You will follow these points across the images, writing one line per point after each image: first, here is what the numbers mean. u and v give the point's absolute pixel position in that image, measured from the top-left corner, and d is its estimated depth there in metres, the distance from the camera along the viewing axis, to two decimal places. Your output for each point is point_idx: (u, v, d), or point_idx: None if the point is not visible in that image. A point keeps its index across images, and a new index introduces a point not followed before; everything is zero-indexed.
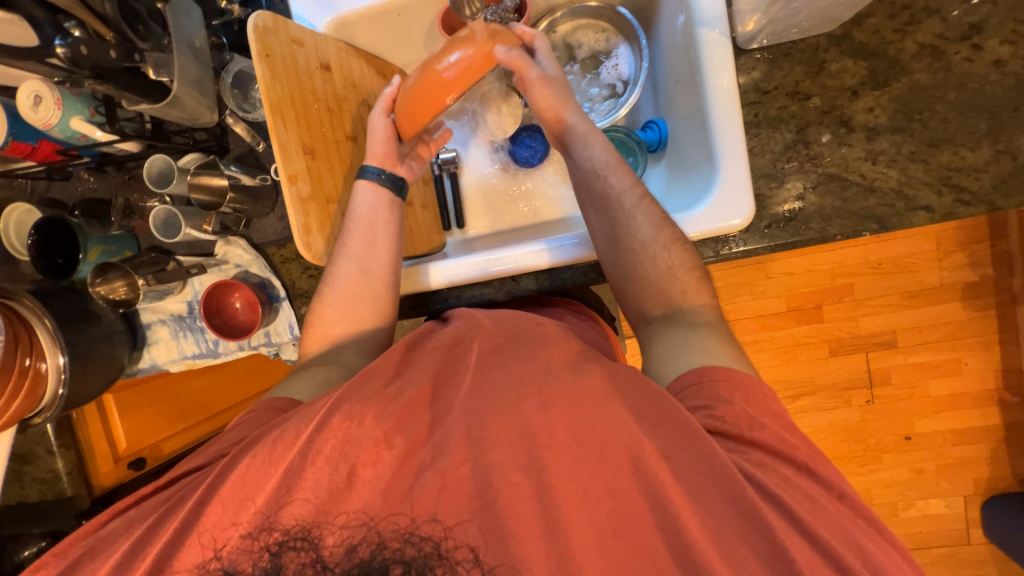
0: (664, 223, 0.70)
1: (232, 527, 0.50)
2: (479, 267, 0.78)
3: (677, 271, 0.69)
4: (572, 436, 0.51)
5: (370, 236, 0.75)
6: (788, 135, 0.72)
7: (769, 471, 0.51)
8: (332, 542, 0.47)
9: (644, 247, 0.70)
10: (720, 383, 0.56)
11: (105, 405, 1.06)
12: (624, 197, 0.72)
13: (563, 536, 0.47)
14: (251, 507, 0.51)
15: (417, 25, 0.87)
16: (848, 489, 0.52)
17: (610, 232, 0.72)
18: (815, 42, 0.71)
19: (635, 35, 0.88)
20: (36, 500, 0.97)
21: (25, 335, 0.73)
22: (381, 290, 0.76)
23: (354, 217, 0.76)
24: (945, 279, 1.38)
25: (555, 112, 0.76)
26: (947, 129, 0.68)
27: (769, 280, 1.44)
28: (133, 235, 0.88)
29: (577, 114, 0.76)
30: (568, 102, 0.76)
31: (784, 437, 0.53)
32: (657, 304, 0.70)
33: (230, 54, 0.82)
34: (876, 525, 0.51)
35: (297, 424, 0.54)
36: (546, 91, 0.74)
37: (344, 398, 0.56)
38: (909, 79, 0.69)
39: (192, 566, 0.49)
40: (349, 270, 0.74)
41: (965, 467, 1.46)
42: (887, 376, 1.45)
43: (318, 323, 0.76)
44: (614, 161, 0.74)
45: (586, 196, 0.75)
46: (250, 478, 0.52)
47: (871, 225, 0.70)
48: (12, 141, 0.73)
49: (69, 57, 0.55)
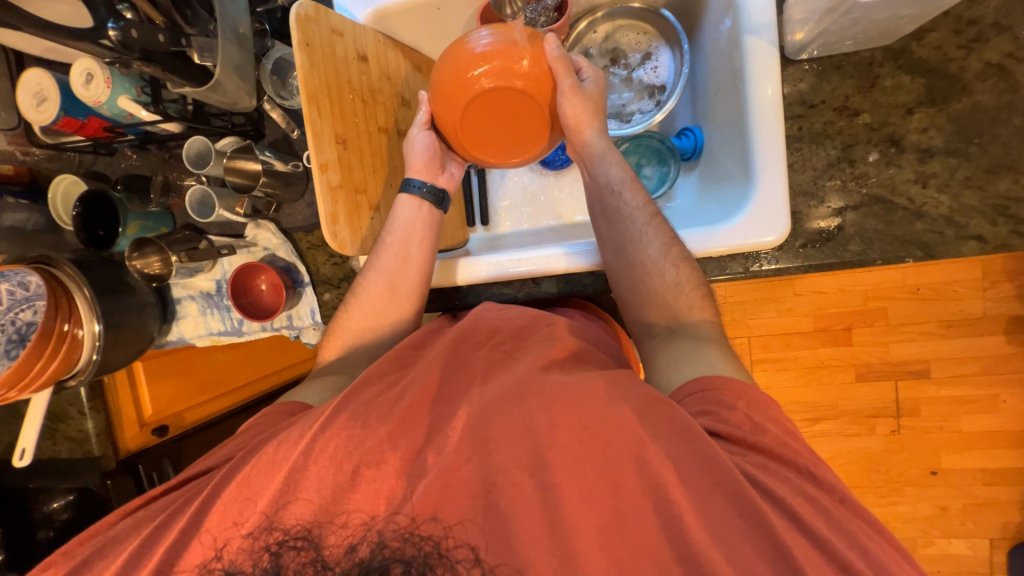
0: (674, 241, 0.70)
1: (233, 528, 0.51)
2: (499, 267, 0.78)
3: (685, 287, 0.69)
4: (575, 435, 0.51)
5: (402, 251, 0.77)
6: (831, 152, 0.69)
7: (769, 472, 0.50)
8: (333, 541, 0.48)
9: (652, 263, 0.70)
10: (721, 390, 0.56)
11: (134, 371, 1.12)
12: (637, 214, 0.72)
13: (567, 540, 0.47)
14: (254, 498, 0.52)
15: (453, 21, 0.87)
16: (849, 492, 0.50)
17: (619, 244, 0.72)
18: (869, 55, 0.67)
19: (677, 40, 0.86)
20: (65, 457, 1.03)
21: (65, 301, 0.77)
22: (404, 307, 0.78)
23: (390, 231, 0.77)
24: (989, 312, 1.30)
25: (574, 126, 0.71)
26: (1008, 155, 0.64)
27: (797, 298, 1.39)
28: (170, 212, 0.91)
29: (595, 132, 0.71)
30: (592, 117, 0.71)
31: (783, 440, 0.52)
32: (661, 318, 0.70)
33: (271, 40, 0.83)
34: (879, 528, 0.49)
35: (298, 431, 0.55)
36: (580, 99, 0.69)
37: (343, 406, 0.57)
38: (970, 99, 0.65)
39: (194, 567, 0.51)
40: (377, 283, 0.77)
41: (994, 510, 1.38)
42: (917, 407, 1.38)
43: (363, 309, 0.78)
44: (631, 177, 0.75)
45: (598, 209, 0.75)
46: (263, 461, 0.53)
47: (915, 251, 0.67)
48: (63, 116, 0.77)
49: (120, 40, 0.58)
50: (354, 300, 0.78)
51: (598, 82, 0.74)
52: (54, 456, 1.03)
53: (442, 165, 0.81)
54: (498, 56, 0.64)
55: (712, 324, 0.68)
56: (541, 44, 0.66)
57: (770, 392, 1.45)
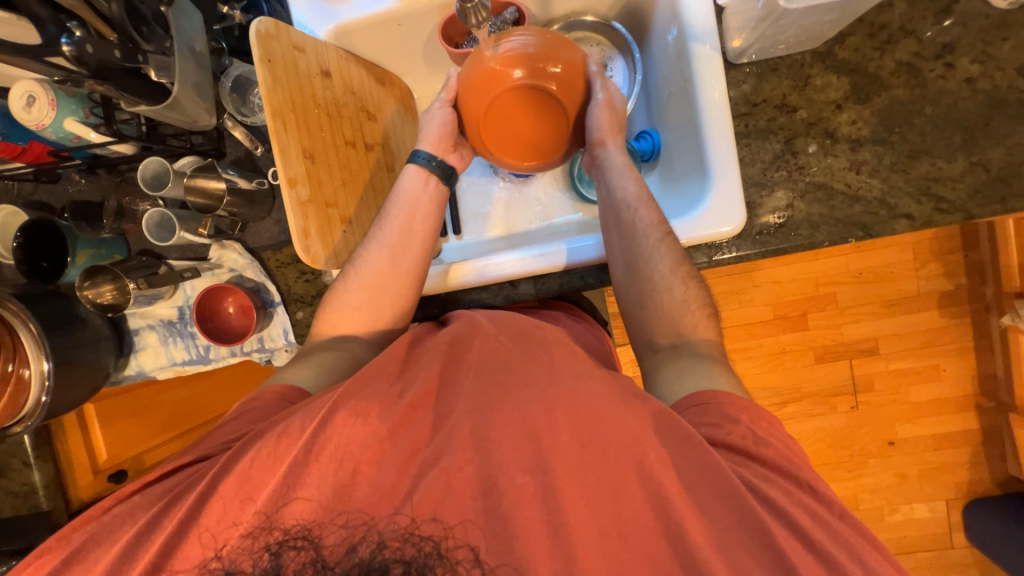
0: (684, 261, 0.72)
1: (223, 550, 0.48)
2: (482, 272, 0.79)
3: (691, 304, 0.71)
4: (576, 440, 0.51)
5: (407, 225, 0.77)
6: (776, 146, 0.75)
7: (772, 484, 0.52)
8: (332, 540, 0.46)
9: (663, 280, 0.71)
10: (725, 404, 0.58)
11: (86, 415, 1.02)
12: (650, 231, 0.72)
13: (568, 535, 0.47)
14: (242, 522, 0.49)
15: (415, 36, 0.89)
16: (848, 509, 0.53)
17: (630, 261, 0.73)
18: (801, 58, 0.74)
19: (628, 49, 0.92)
20: (7, 515, 0.93)
21: (9, 340, 0.71)
22: (405, 282, 0.77)
23: (394, 202, 0.79)
24: (923, 289, 1.43)
25: (600, 137, 0.77)
26: (924, 141, 0.72)
27: (756, 288, 1.48)
28: (124, 238, 0.86)
29: (617, 146, 0.77)
30: (617, 133, 0.77)
31: (787, 455, 0.55)
32: (665, 334, 0.72)
33: (229, 59, 0.82)
34: (872, 541, 0.52)
35: (299, 421, 0.53)
36: (611, 115, 0.76)
37: (348, 397, 0.55)
38: (888, 94, 0.73)
39: (193, 566, 0.48)
40: (378, 257, 0.76)
41: (946, 471, 1.50)
42: (871, 382, 1.49)
43: (339, 321, 0.76)
44: (645, 193, 0.75)
45: (613, 223, 0.75)
46: (251, 487, 0.51)
47: (856, 232, 0.73)
48: (1, 141, 0.72)
49: (75, 55, 0.55)
50: (328, 312, 0.76)
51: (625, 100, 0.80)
52: None
53: (455, 144, 0.82)
54: (532, 56, 0.68)
55: (687, 311, 0.71)
56: (575, 61, 0.72)
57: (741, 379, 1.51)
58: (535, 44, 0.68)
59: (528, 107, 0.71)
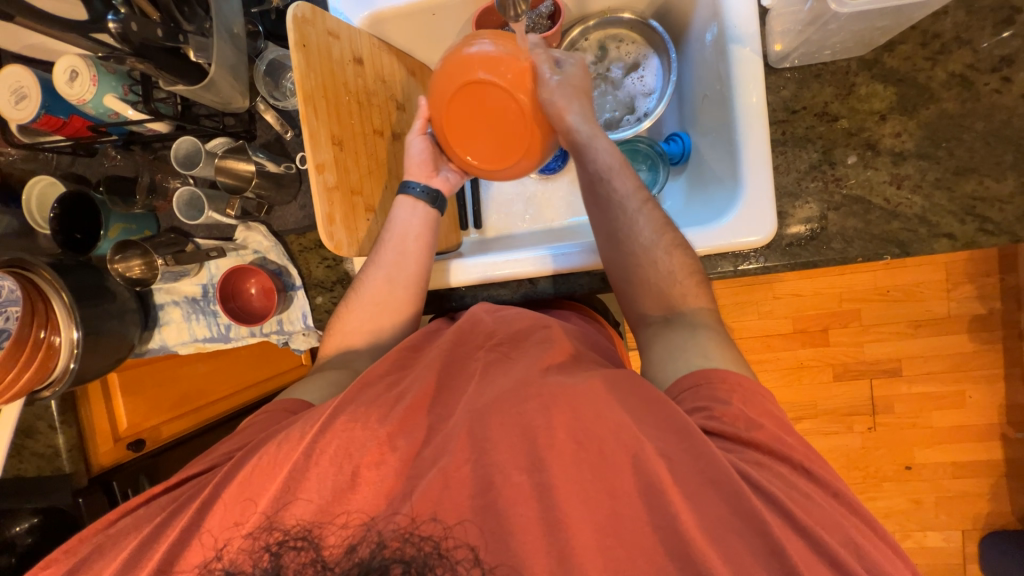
0: (667, 227, 0.71)
1: (234, 527, 0.50)
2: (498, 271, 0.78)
3: (679, 274, 0.69)
4: (573, 438, 0.51)
5: (398, 247, 0.76)
6: (813, 155, 0.73)
7: (764, 470, 0.51)
8: (332, 542, 0.47)
9: (645, 250, 0.70)
10: (715, 383, 0.57)
11: (109, 384, 1.06)
12: (628, 200, 0.72)
13: (566, 543, 0.47)
14: (256, 500, 0.51)
15: (448, 27, 0.88)
16: (841, 486, 0.52)
17: (611, 232, 0.72)
18: (846, 65, 0.72)
19: (665, 50, 0.89)
20: (33, 475, 0.97)
21: (42, 308, 0.75)
22: (402, 299, 0.77)
23: (390, 231, 0.78)
24: (954, 311, 1.38)
25: (557, 112, 0.70)
26: (972, 158, 0.69)
27: (777, 300, 1.44)
28: (154, 215, 0.89)
29: (577, 116, 0.70)
30: (572, 102, 0.71)
31: (778, 436, 0.54)
32: (657, 308, 0.70)
33: (264, 42, 0.82)
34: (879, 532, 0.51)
35: (305, 423, 0.54)
36: (563, 89, 0.70)
37: (347, 403, 0.56)
38: (937, 106, 0.70)
39: (194, 567, 0.49)
40: (376, 278, 0.76)
41: (965, 501, 1.45)
42: (892, 404, 1.44)
43: (356, 309, 0.77)
44: (620, 162, 0.73)
45: (589, 197, 0.75)
46: (261, 469, 0.52)
47: (892, 248, 0.70)
48: (44, 114, 0.74)
49: (120, 33, 0.56)
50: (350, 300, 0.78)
51: (580, 66, 0.74)
52: (20, 474, 0.97)
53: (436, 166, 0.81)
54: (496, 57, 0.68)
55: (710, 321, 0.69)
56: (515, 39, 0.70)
57: None
58: (504, 51, 0.68)
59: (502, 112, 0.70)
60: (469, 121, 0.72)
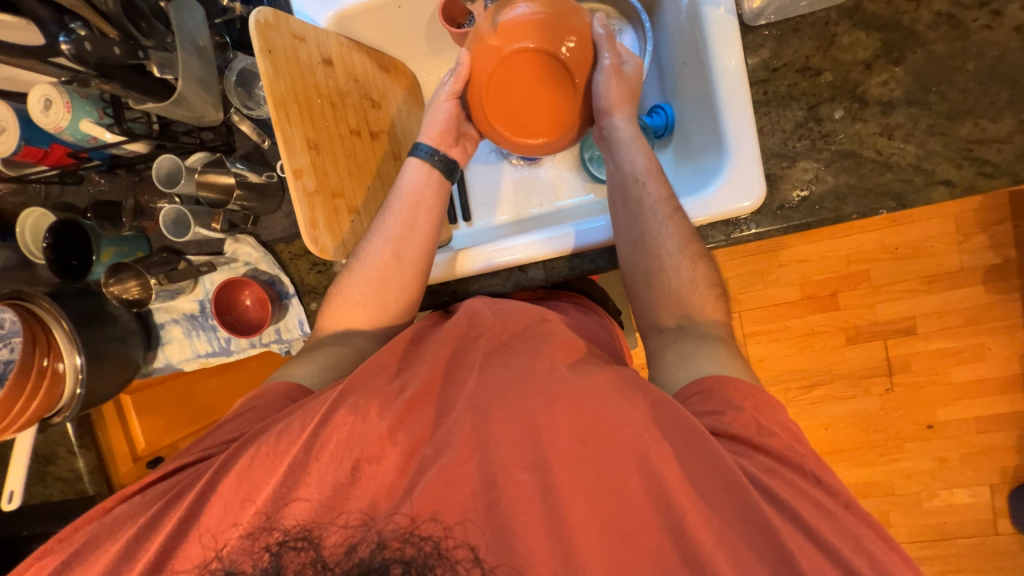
0: (693, 237, 0.69)
1: (233, 528, 0.50)
2: (511, 251, 0.78)
3: (700, 284, 0.68)
4: (577, 436, 0.51)
5: (411, 217, 0.77)
6: (798, 113, 0.71)
7: (775, 475, 0.50)
8: (332, 541, 0.47)
9: (670, 259, 0.69)
10: (729, 391, 0.56)
11: (124, 406, 1.08)
12: (658, 206, 0.70)
13: (568, 533, 0.47)
14: (252, 502, 0.51)
15: (417, 19, 0.88)
16: (854, 497, 0.51)
17: (636, 236, 0.71)
18: (825, 16, 0.69)
19: (638, 19, 0.87)
20: (59, 498, 0.99)
21: (43, 335, 0.75)
22: (409, 275, 0.77)
23: (398, 195, 0.78)
24: (966, 263, 1.34)
25: (606, 108, 0.72)
26: (966, 100, 0.66)
27: (782, 267, 1.41)
28: (145, 236, 0.89)
29: (625, 117, 0.72)
30: (625, 103, 0.73)
31: (789, 445, 0.53)
32: (672, 314, 0.69)
33: (234, 53, 0.82)
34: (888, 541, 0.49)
35: (299, 422, 0.54)
36: (618, 84, 0.72)
37: (347, 394, 0.56)
38: (925, 49, 0.67)
39: (193, 566, 0.50)
40: (381, 252, 0.75)
41: (990, 456, 1.42)
42: (908, 363, 1.41)
43: (346, 307, 0.76)
44: (655, 168, 0.72)
45: (620, 197, 0.73)
46: (254, 482, 0.52)
47: (888, 202, 0.68)
48: (24, 146, 0.75)
49: (74, 54, 0.56)
50: (336, 300, 0.77)
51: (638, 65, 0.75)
52: (48, 499, 1.00)
53: (457, 138, 0.82)
54: (540, 24, 0.67)
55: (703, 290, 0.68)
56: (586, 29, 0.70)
57: (766, 362, 1.46)
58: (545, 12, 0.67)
59: (547, 76, 0.70)
60: (513, 87, 0.71)
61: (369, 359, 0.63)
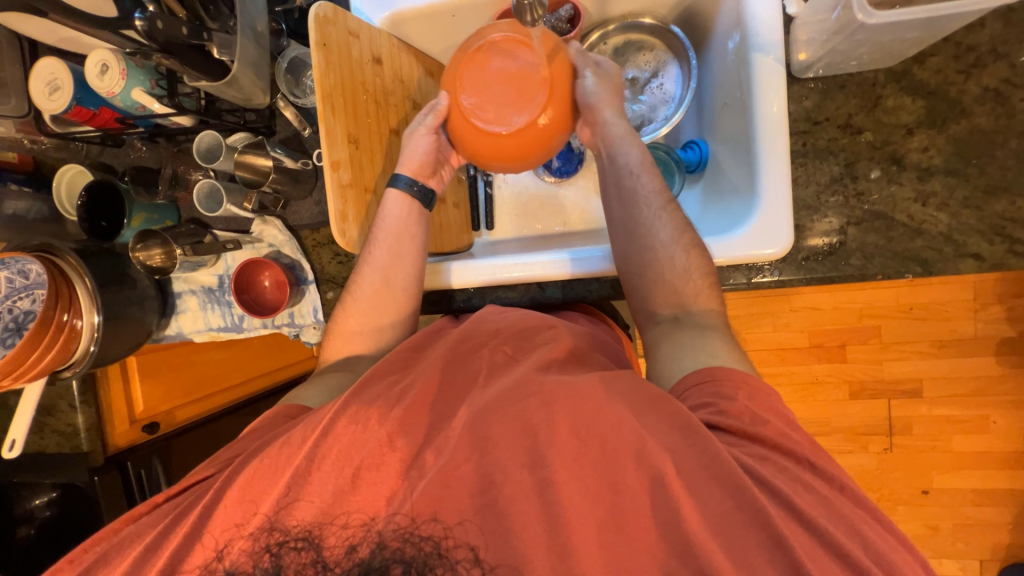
0: (686, 228, 0.70)
1: (234, 530, 0.52)
2: (503, 270, 0.77)
3: (694, 273, 0.68)
4: (579, 441, 0.50)
5: (396, 248, 0.76)
6: (835, 168, 0.71)
7: (767, 462, 0.50)
8: (332, 542, 0.49)
9: (663, 247, 0.70)
10: (721, 380, 0.56)
11: (129, 368, 1.09)
12: (652, 197, 0.72)
13: (565, 531, 0.47)
14: (255, 503, 0.52)
15: (467, 29, 0.89)
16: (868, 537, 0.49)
17: (630, 226, 0.72)
18: (873, 77, 0.69)
19: (685, 55, 0.88)
20: (54, 451, 1.00)
21: (66, 291, 0.77)
22: (400, 301, 0.78)
23: (381, 227, 0.76)
24: (981, 333, 1.33)
25: (593, 106, 0.72)
26: (1004, 177, 0.66)
27: (794, 313, 1.41)
28: (175, 206, 0.92)
29: (616, 112, 0.72)
30: (611, 97, 0.72)
31: (784, 432, 0.52)
32: (667, 305, 0.70)
33: (286, 39, 0.83)
34: (906, 540, 0.48)
35: (301, 431, 0.54)
36: (603, 83, 0.72)
37: (350, 401, 0.56)
38: (969, 121, 0.67)
39: (195, 567, 0.51)
40: (372, 280, 0.76)
41: (984, 530, 1.39)
42: (909, 426, 1.39)
43: (341, 332, 0.79)
44: (648, 161, 0.73)
45: (614, 191, 0.75)
46: (261, 471, 0.53)
47: (914, 267, 0.68)
48: (75, 106, 0.77)
49: (146, 30, 0.59)
50: (336, 322, 0.79)
51: (616, 69, 0.76)
52: (42, 451, 1.00)
53: (435, 170, 0.80)
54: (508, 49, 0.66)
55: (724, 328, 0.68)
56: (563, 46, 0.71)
57: None
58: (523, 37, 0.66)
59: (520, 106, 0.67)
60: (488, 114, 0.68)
61: (371, 368, 0.64)
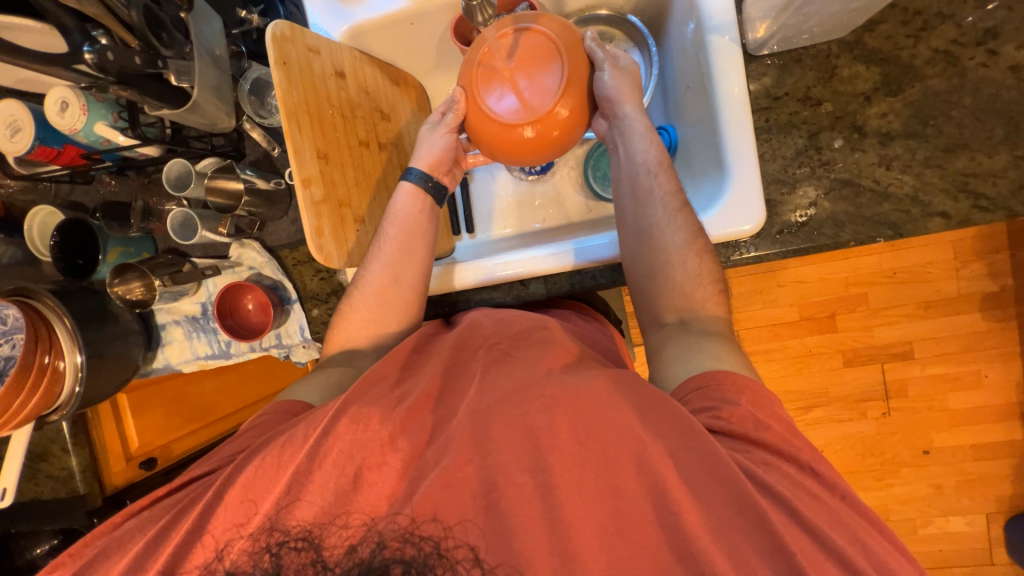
0: (698, 235, 0.69)
1: (234, 530, 0.51)
2: (511, 265, 0.78)
3: (704, 279, 0.68)
4: (573, 434, 0.51)
5: (405, 243, 0.77)
6: (799, 141, 0.72)
7: (770, 469, 0.50)
8: (333, 543, 0.48)
9: (675, 253, 0.69)
10: (725, 386, 0.56)
11: (119, 405, 1.07)
12: (666, 200, 0.70)
13: (567, 534, 0.47)
14: (256, 503, 0.52)
15: (428, 36, 0.89)
16: (851, 489, 0.51)
17: (643, 228, 0.71)
18: (827, 48, 0.71)
19: (645, 43, 0.89)
20: (49, 496, 0.98)
21: (45, 333, 0.76)
22: (408, 298, 0.77)
23: (392, 221, 0.78)
24: (964, 291, 1.35)
25: (610, 98, 0.70)
26: (962, 134, 0.67)
27: (781, 288, 1.42)
28: (151, 237, 0.91)
29: (635, 107, 0.70)
30: (630, 92, 0.70)
31: (787, 438, 0.53)
32: (673, 309, 0.70)
33: (248, 62, 0.85)
34: (874, 523, 0.50)
35: (303, 431, 0.54)
36: (620, 74, 0.71)
37: (349, 404, 0.56)
38: (922, 84, 0.68)
39: (195, 567, 0.51)
40: (379, 273, 0.76)
41: (985, 484, 1.41)
42: (904, 388, 1.41)
43: (346, 326, 0.77)
44: (665, 161, 0.72)
45: (628, 189, 0.73)
46: (253, 488, 0.53)
47: (885, 231, 0.69)
48: (38, 146, 0.76)
49: (97, 62, 0.59)
50: (337, 320, 0.78)
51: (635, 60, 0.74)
52: (38, 496, 0.99)
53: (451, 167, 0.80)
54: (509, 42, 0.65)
55: (706, 308, 0.68)
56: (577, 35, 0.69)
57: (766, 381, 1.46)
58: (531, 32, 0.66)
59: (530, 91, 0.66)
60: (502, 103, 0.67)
61: (369, 370, 0.63)
